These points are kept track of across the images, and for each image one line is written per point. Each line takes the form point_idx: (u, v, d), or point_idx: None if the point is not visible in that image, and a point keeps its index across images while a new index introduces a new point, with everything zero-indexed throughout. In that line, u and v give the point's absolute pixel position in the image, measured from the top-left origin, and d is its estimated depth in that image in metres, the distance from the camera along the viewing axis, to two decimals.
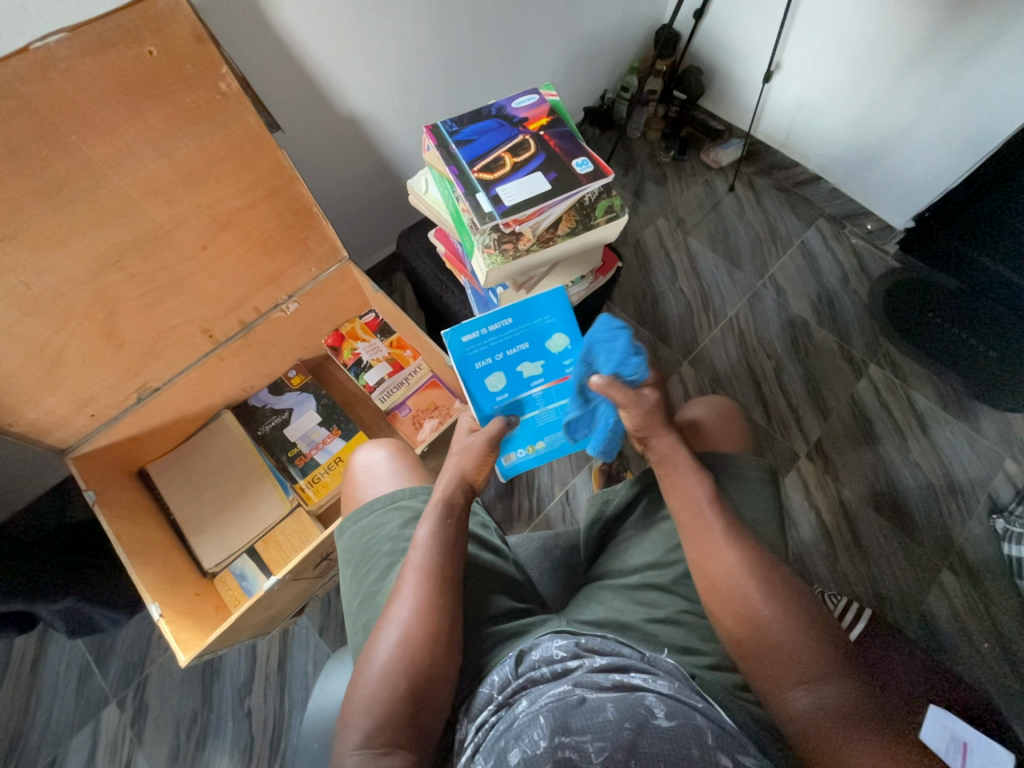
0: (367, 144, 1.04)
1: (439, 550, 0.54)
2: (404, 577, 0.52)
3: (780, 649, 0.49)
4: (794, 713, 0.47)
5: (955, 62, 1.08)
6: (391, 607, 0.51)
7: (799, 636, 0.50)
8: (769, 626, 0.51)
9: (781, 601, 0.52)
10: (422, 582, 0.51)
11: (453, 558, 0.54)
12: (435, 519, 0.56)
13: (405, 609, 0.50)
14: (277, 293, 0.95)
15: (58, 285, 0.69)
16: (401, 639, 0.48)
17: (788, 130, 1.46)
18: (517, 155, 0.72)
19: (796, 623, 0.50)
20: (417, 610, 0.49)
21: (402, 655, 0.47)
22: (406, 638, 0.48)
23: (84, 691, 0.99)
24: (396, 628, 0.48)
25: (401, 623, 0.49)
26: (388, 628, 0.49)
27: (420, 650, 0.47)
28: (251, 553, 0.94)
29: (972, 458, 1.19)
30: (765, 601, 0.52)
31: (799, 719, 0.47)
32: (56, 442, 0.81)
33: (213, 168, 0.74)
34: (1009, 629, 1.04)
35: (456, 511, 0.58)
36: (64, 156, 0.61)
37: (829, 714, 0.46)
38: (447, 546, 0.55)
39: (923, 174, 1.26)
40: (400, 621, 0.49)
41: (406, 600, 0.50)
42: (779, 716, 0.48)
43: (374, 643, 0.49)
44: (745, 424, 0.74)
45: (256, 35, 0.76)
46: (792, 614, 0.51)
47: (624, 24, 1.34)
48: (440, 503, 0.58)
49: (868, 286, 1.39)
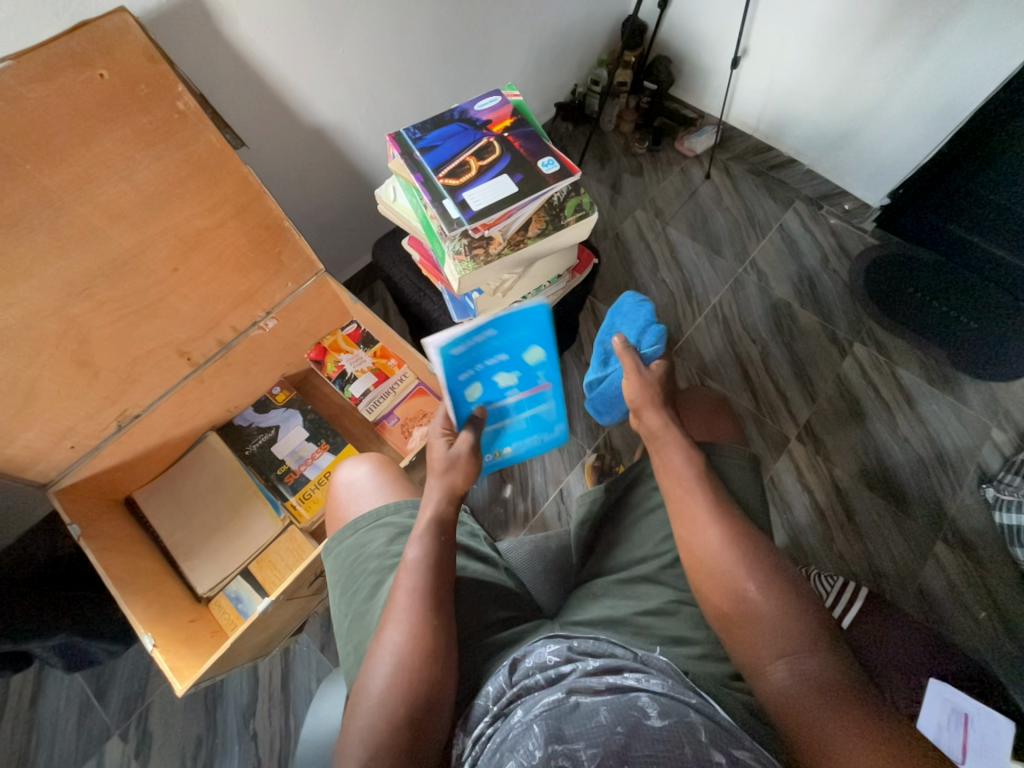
0: (335, 153, 1.02)
1: (430, 571, 0.53)
2: (397, 600, 0.51)
3: (765, 623, 0.50)
4: (772, 692, 0.48)
5: (917, 39, 1.09)
6: (383, 630, 0.50)
7: (785, 616, 0.50)
8: (755, 604, 0.51)
9: (766, 580, 0.52)
10: (415, 605, 0.50)
11: (445, 578, 0.53)
12: (428, 539, 0.55)
13: (397, 633, 0.49)
14: (254, 310, 0.94)
15: (25, 318, 0.67)
16: (396, 664, 0.47)
17: (760, 114, 1.46)
18: (483, 158, 0.71)
19: (783, 600, 0.51)
20: (409, 633, 0.49)
21: (398, 680, 0.46)
22: (401, 662, 0.47)
23: (86, 724, 0.98)
24: (390, 652, 0.48)
25: (395, 647, 0.48)
26: (382, 652, 0.48)
27: (415, 674, 0.47)
28: (246, 575, 0.93)
29: (960, 429, 1.20)
30: (751, 580, 0.52)
31: (775, 696, 0.47)
32: (36, 477, 0.79)
33: (177, 188, 0.73)
34: (1005, 596, 1.06)
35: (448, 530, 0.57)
36: (19, 186, 0.60)
37: (810, 688, 0.46)
38: (437, 566, 0.53)
39: (894, 151, 1.27)
40: (393, 645, 0.48)
41: (398, 624, 0.49)
42: (760, 695, 0.49)
43: (369, 668, 0.48)
44: (729, 413, 0.74)
45: (212, 52, 0.75)
46: (777, 593, 0.51)
47: (590, 15, 1.34)
48: (431, 522, 0.57)
49: (847, 265, 1.39)
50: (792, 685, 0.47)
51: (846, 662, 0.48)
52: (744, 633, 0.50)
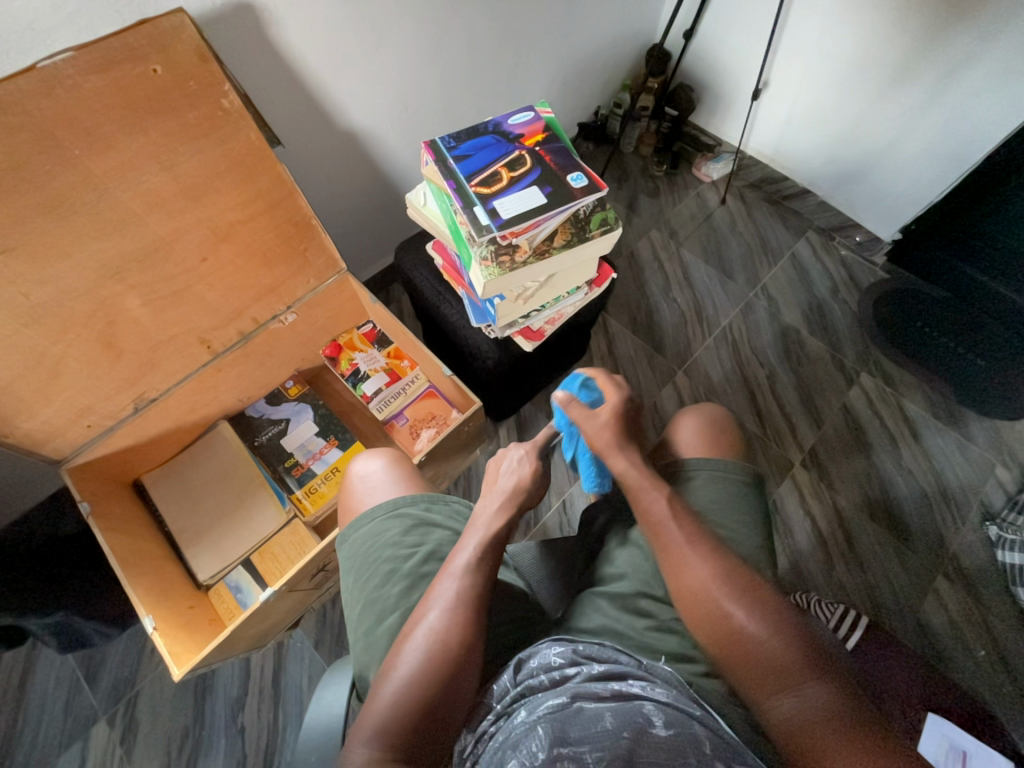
0: (365, 158, 1.06)
1: (475, 567, 0.54)
2: (439, 589, 0.52)
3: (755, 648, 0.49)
4: (777, 723, 0.46)
5: (935, 82, 1.12)
6: (423, 614, 0.51)
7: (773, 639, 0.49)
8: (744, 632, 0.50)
9: (750, 607, 0.51)
10: (456, 596, 0.52)
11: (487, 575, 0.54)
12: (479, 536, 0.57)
13: (438, 618, 0.50)
14: (276, 304, 0.95)
15: (58, 296, 0.69)
16: (432, 650, 0.48)
17: (776, 146, 1.50)
18: (514, 170, 0.74)
19: (777, 629, 0.50)
20: (450, 620, 0.50)
21: (435, 664, 0.47)
22: (440, 646, 0.48)
23: (73, 707, 0.97)
24: (427, 637, 0.48)
25: (433, 634, 0.49)
26: (421, 635, 0.49)
27: (449, 661, 0.47)
28: (247, 565, 0.93)
29: (964, 465, 1.21)
30: (743, 611, 0.51)
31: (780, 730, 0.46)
32: (51, 454, 0.81)
33: (214, 182, 0.75)
34: (1005, 637, 1.05)
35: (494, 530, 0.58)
36: (67, 170, 0.62)
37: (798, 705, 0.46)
38: (484, 562, 0.55)
39: (908, 188, 1.31)
40: (431, 632, 0.49)
41: (439, 612, 0.50)
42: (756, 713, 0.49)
43: (404, 648, 0.48)
44: (739, 431, 0.75)
45: (259, 54, 0.78)
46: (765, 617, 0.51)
47: (617, 41, 1.38)
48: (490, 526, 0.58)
49: (857, 296, 1.41)
50: (797, 718, 0.46)
51: (848, 688, 0.47)
52: (742, 663, 0.50)
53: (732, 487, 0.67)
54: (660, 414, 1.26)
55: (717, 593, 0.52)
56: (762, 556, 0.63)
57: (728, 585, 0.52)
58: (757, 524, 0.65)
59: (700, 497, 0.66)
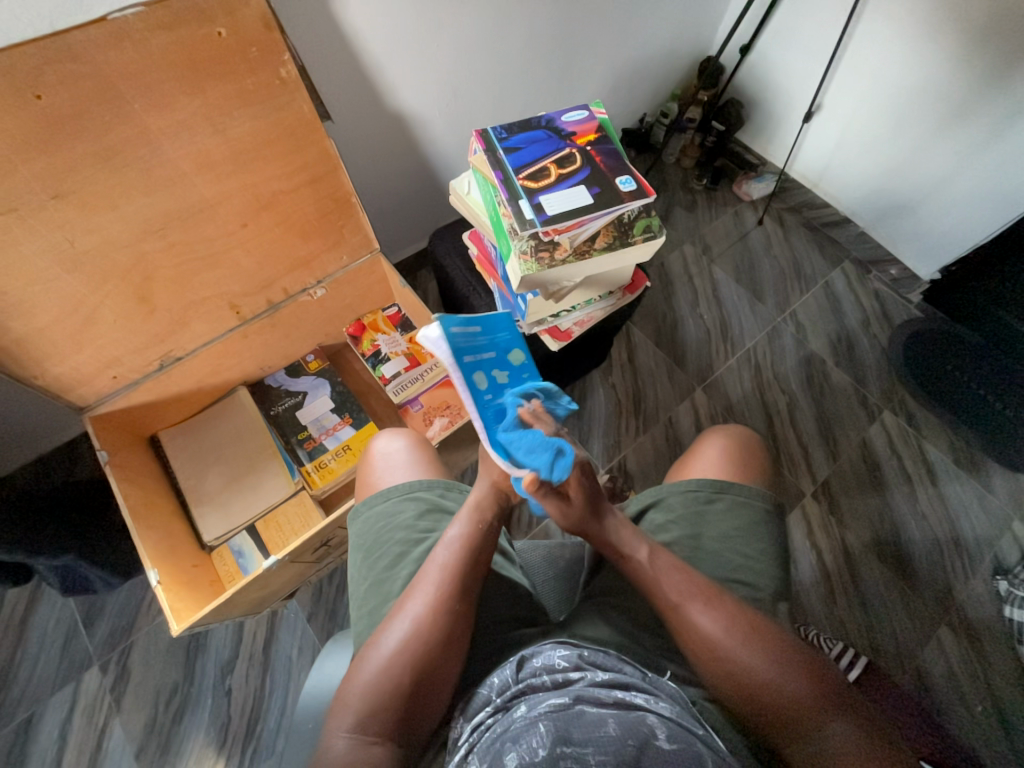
0: (410, 141, 1.06)
1: (465, 553, 0.53)
2: (427, 572, 0.52)
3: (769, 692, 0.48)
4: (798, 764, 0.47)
5: (995, 122, 1.09)
6: (407, 598, 0.50)
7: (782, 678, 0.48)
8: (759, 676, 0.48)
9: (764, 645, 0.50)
10: (444, 580, 0.51)
11: (478, 562, 0.54)
12: (469, 520, 0.55)
13: (419, 603, 0.49)
14: (307, 277, 0.96)
15: (100, 246, 0.70)
16: (414, 634, 0.47)
17: (822, 170, 1.47)
18: (563, 167, 0.73)
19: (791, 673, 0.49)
20: (434, 606, 0.49)
21: (411, 651, 0.46)
22: (417, 634, 0.47)
23: (69, 649, 0.99)
24: (410, 619, 0.48)
25: (415, 617, 0.48)
26: (402, 619, 0.48)
27: (429, 646, 0.47)
28: (251, 531, 0.94)
29: (981, 516, 1.18)
30: (752, 657, 0.49)
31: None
32: (75, 400, 0.82)
33: (263, 149, 0.76)
34: (1005, 693, 1.02)
35: (490, 516, 0.57)
36: (124, 123, 0.63)
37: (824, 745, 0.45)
38: (475, 549, 0.54)
39: (954, 227, 1.28)
40: (415, 614, 0.49)
41: (424, 595, 0.50)
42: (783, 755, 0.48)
43: (384, 630, 0.48)
44: (762, 455, 0.74)
45: (322, 29, 0.78)
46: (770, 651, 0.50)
47: (673, 49, 1.36)
48: (475, 506, 0.57)
49: (888, 332, 1.39)
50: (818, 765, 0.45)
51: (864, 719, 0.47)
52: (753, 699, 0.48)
53: (752, 514, 0.67)
54: (674, 429, 1.25)
55: (733, 627, 0.51)
56: (775, 586, 0.63)
57: (743, 615, 0.52)
58: (775, 553, 0.65)
59: (718, 520, 0.66)
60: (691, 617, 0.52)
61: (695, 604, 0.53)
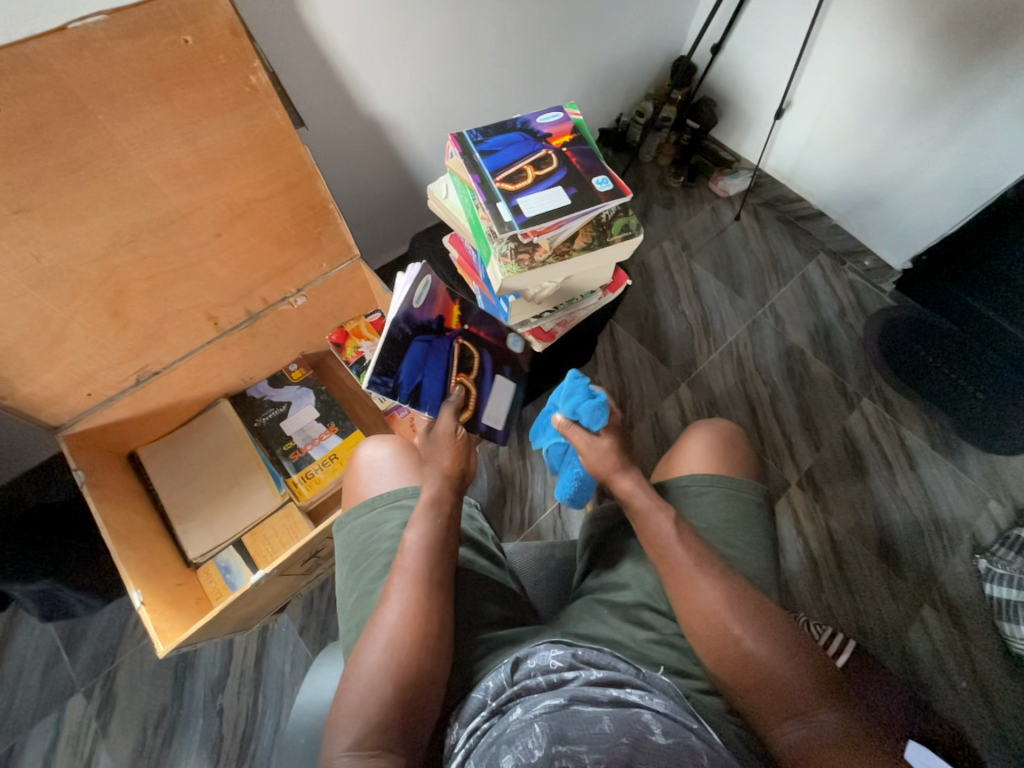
0: (386, 146, 1.05)
1: (431, 554, 0.53)
2: (396, 581, 0.52)
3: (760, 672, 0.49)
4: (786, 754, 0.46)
5: (957, 115, 1.13)
6: (381, 611, 0.50)
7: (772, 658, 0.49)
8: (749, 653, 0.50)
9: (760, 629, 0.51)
10: (414, 584, 0.51)
11: (443, 559, 0.54)
12: (427, 521, 0.56)
13: (393, 614, 0.49)
14: (286, 286, 0.95)
15: (68, 260, 0.68)
16: (391, 642, 0.47)
17: (794, 165, 1.50)
18: (539, 169, 0.74)
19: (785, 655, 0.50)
20: (406, 613, 0.49)
21: (392, 661, 0.46)
22: (395, 643, 0.47)
23: (50, 677, 0.96)
24: (385, 630, 0.48)
25: (390, 627, 0.48)
26: (378, 632, 0.48)
27: (408, 652, 0.47)
28: (238, 546, 0.92)
29: (958, 498, 1.21)
30: (746, 633, 0.50)
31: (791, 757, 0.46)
32: (47, 419, 0.80)
33: (236, 158, 0.75)
34: (988, 669, 1.05)
35: (448, 510, 0.58)
36: (88, 134, 0.61)
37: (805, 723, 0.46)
38: (437, 550, 0.54)
39: (920, 218, 1.32)
40: (389, 624, 0.49)
41: (395, 604, 0.50)
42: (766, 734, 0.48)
43: (364, 647, 0.48)
44: (748, 448, 0.75)
45: (291, 34, 0.77)
46: (763, 633, 0.51)
47: (645, 49, 1.38)
48: (434, 506, 0.58)
49: (864, 321, 1.42)
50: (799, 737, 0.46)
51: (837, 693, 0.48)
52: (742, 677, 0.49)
53: (741, 507, 0.67)
54: (661, 425, 1.26)
55: (732, 614, 0.51)
56: (766, 577, 0.64)
57: (747, 604, 0.52)
58: (764, 545, 0.66)
59: (707, 512, 0.67)
60: (686, 608, 0.54)
61: (689, 598, 0.54)
